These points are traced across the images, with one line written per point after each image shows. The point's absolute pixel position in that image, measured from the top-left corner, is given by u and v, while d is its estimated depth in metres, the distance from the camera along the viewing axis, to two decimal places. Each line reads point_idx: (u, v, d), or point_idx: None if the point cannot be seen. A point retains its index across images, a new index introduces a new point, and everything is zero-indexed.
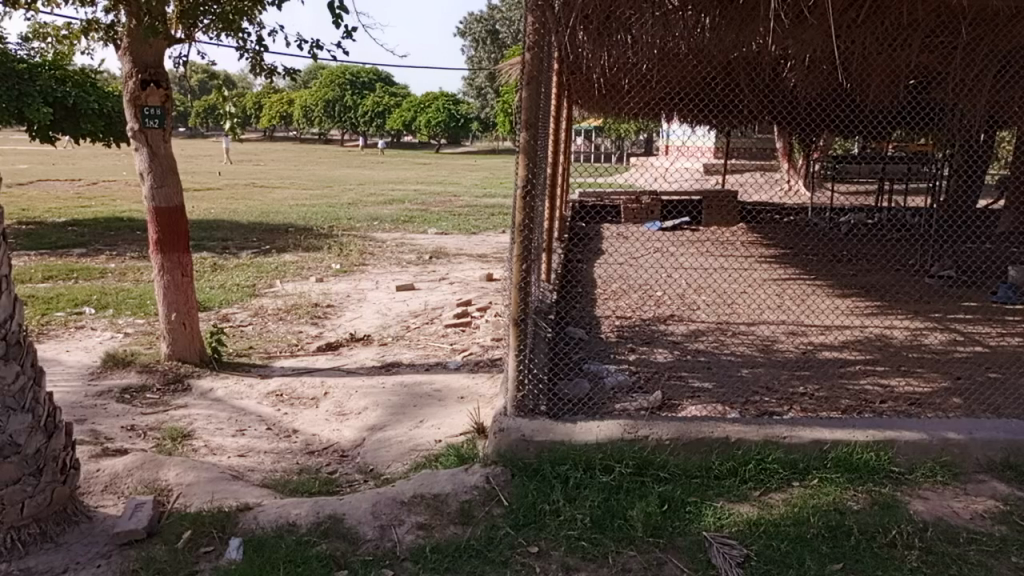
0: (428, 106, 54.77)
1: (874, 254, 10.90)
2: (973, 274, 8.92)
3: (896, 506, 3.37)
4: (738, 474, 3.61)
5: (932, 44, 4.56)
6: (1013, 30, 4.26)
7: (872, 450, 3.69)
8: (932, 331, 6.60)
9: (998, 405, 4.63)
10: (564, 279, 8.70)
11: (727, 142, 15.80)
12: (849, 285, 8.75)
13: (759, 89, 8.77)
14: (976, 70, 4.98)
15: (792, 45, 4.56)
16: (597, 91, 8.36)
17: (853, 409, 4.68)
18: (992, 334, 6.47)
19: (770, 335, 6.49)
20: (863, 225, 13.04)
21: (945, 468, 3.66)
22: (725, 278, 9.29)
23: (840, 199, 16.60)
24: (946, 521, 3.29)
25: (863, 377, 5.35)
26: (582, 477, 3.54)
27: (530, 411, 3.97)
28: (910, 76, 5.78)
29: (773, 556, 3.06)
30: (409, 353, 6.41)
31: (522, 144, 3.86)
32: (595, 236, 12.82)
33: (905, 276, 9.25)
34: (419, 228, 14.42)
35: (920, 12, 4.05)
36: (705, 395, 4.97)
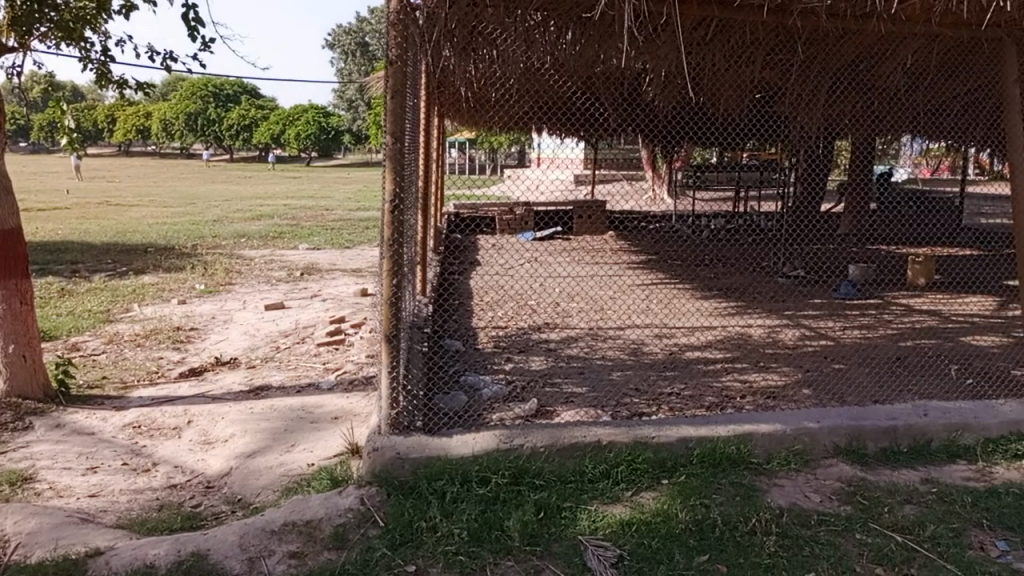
0: (297, 118, 53.40)
1: (733, 258, 11.56)
2: (819, 275, 9.63)
3: (756, 495, 3.56)
4: (610, 475, 3.71)
5: (773, 62, 4.83)
6: (841, 49, 4.59)
7: (733, 443, 3.90)
8: (784, 327, 7.05)
9: (842, 394, 5.02)
10: (440, 291, 8.69)
11: (594, 153, 16.33)
12: (710, 288, 9.21)
13: (622, 103, 9.09)
14: (811, 86, 5.32)
15: (648, 60, 4.73)
16: (467, 103, 8.40)
17: (715, 406, 4.93)
18: (837, 328, 7.01)
19: (638, 339, 6.73)
20: (722, 231, 13.82)
21: (797, 456, 3.91)
22: (596, 285, 9.56)
23: (701, 205, 17.54)
24: (800, 506, 3.50)
25: (724, 374, 5.64)
26: (459, 491, 3.53)
27: (405, 428, 3.92)
28: (754, 91, 6.15)
29: (644, 554, 3.15)
30: (279, 375, 6.17)
31: (388, 159, 3.80)
32: (470, 247, 12.87)
33: (760, 277, 9.85)
34: (290, 244, 14.01)
35: (761, 33, 4.31)
36: (579, 400, 5.08)
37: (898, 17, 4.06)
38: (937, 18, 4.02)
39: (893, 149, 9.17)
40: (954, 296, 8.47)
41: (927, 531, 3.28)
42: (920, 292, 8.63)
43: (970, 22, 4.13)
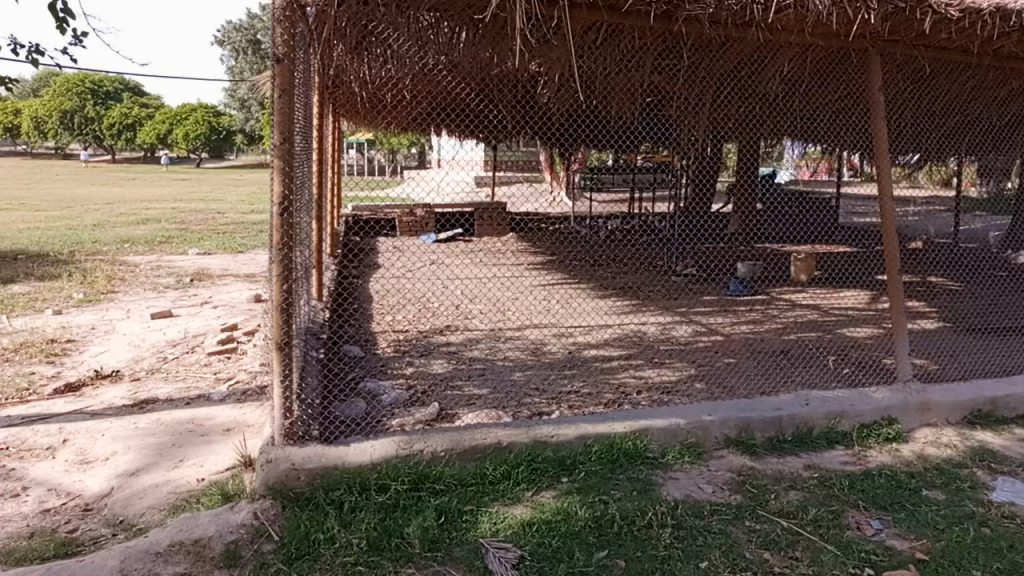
0: (186, 118, 51.10)
1: (629, 257, 11.87)
2: (710, 273, 10.02)
3: (652, 489, 3.66)
4: (511, 476, 3.72)
5: (661, 68, 4.98)
6: (724, 55, 4.78)
7: (630, 438, 3.99)
8: (678, 324, 7.29)
9: (733, 386, 5.23)
10: (338, 296, 8.50)
11: (494, 155, 16.40)
12: (608, 287, 9.42)
13: (519, 106, 9.17)
14: (697, 92, 5.51)
15: (541, 63, 4.77)
16: (363, 104, 8.25)
17: (613, 402, 5.03)
18: (726, 323, 7.30)
19: (539, 338, 6.80)
20: (619, 231, 14.17)
21: (691, 449, 4.04)
22: (497, 286, 9.60)
23: (598, 206, 17.92)
24: (694, 498, 3.62)
25: (621, 371, 5.76)
26: (357, 501, 3.46)
27: (300, 438, 3.80)
28: (645, 95, 6.32)
29: (545, 553, 3.16)
30: (166, 387, 5.86)
31: (276, 161, 3.66)
32: (370, 250, 12.66)
33: (655, 275, 10.16)
34: (179, 249, 13.36)
35: (649, 38, 4.42)
36: (480, 402, 5.08)
37: (775, 25, 4.27)
38: (809, 28, 4.25)
39: (775, 152, 9.64)
40: (833, 290, 8.99)
41: (809, 515, 3.45)
42: (802, 288, 9.10)
43: (839, 33, 4.39)
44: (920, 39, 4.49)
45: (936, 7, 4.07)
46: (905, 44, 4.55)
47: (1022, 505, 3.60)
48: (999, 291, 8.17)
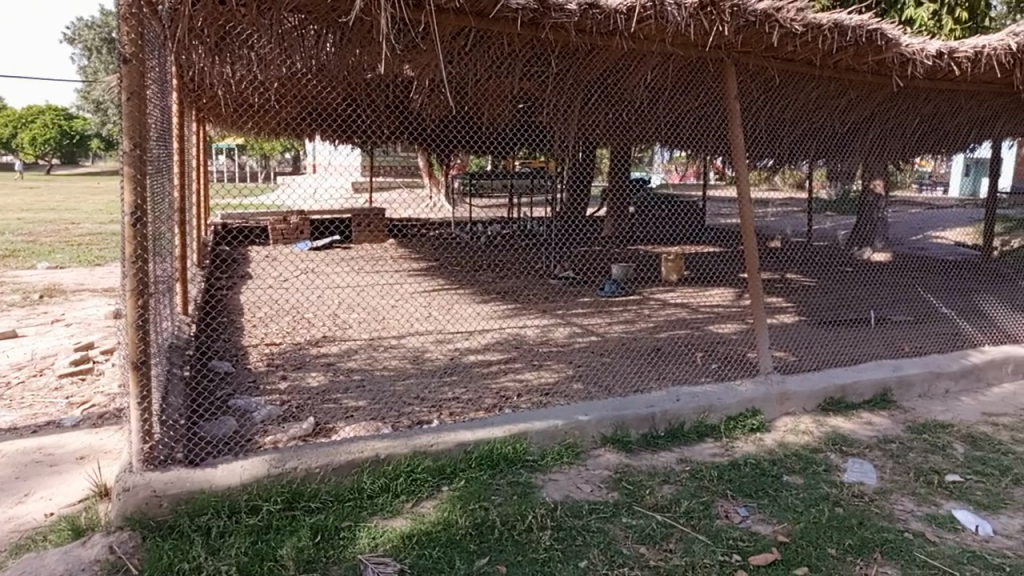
0: (33, 121, 47.29)
1: (509, 262, 11.98)
2: (587, 275, 10.29)
3: (532, 493, 3.68)
4: (390, 489, 3.65)
5: (530, 75, 5.04)
6: (590, 62, 4.89)
7: (509, 443, 4.00)
8: (557, 326, 7.41)
9: (610, 385, 5.36)
10: (206, 308, 8.07)
11: (371, 159, 16.13)
12: (489, 291, 9.47)
13: (393, 111, 9.05)
14: (567, 99, 5.62)
15: (410, 68, 4.72)
16: (228, 107, 7.89)
17: (494, 406, 5.03)
18: (603, 323, 7.50)
19: (419, 346, 6.72)
20: (499, 236, 14.30)
21: (570, 449, 4.11)
22: (376, 293, 9.44)
23: (478, 211, 17.99)
24: (573, 498, 3.67)
25: (502, 375, 5.78)
26: (226, 525, 3.28)
27: (162, 462, 3.57)
28: (517, 102, 6.38)
29: (426, 564, 3.10)
30: (9, 414, 5.35)
31: (126, 168, 3.41)
32: (242, 260, 12.14)
33: (534, 279, 10.31)
34: (26, 263, 12.31)
35: (518, 45, 4.46)
36: (359, 414, 4.94)
37: (637, 35, 4.43)
38: (670, 38, 4.44)
39: (644, 158, 10.00)
40: (701, 289, 9.42)
41: (681, 507, 3.58)
42: (673, 287, 9.50)
43: (698, 44, 4.61)
44: (770, 50, 4.79)
45: (782, 22, 4.35)
46: (756, 55, 4.84)
47: (869, 484, 3.89)
48: (848, 285, 8.82)
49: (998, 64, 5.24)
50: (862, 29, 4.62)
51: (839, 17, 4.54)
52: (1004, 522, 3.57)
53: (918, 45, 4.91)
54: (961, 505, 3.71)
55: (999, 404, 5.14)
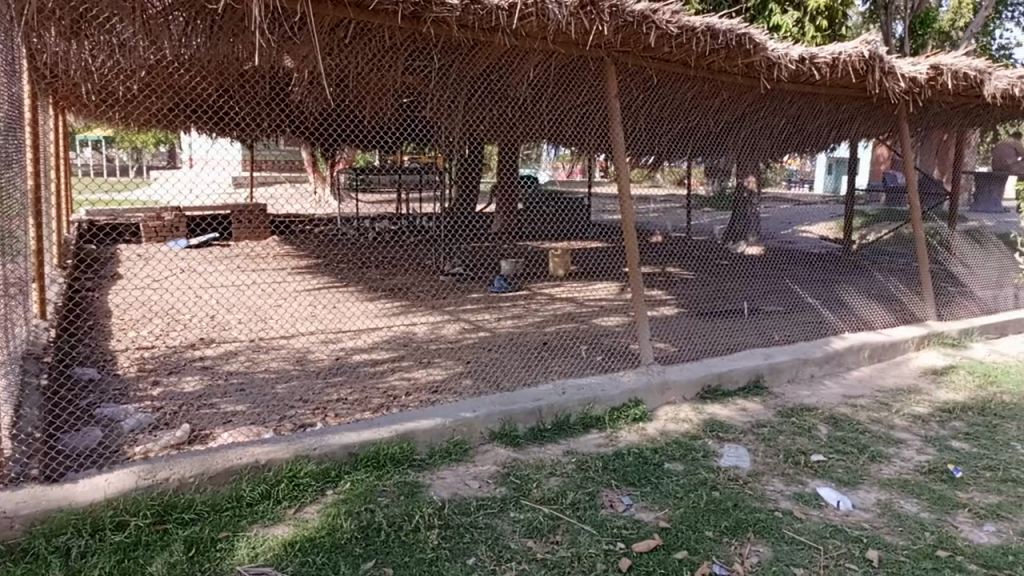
0: None
1: (397, 258, 11.82)
2: (476, 271, 10.30)
3: (420, 492, 3.64)
4: (271, 495, 3.50)
5: (413, 70, 4.97)
6: (473, 58, 4.89)
7: (396, 444, 3.95)
8: (446, 323, 7.37)
9: (499, 380, 5.36)
10: (68, 312, 7.51)
11: (252, 153, 15.51)
12: (377, 288, 9.31)
13: (273, 104, 8.73)
14: (451, 94, 5.58)
15: (287, 59, 4.55)
16: (90, 96, 7.37)
17: (382, 406, 4.94)
18: (492, 319, 7.51)
19: (304, 346, 6.51)
20: (387, 232, 14.09)
21: (458, 446, 4.09)
22: (258, 292, 9.09)
23: (366, 207, 17.66)
24: (461, 495, 3.65)
25: (390, 374, 5.68)
26: (88, 544, 3.04)
27: (13, 481, 3.28)
28: (400, 96, 6.29)
29: (310, 571, 3.00)
30: None
31: None
32: (109, 259, 11.38)
33: (423, 275, 10.23)
34: None
35: (399, 38, 4.39)
36: (238, 419, 4.73)
37: (520, 31, 4.46)
38: (551, 35, 4.50)
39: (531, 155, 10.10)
40: (587, 283, 9.63)
41: (567, 499, 3.63)
42: (560, 282, 9.66)
43: (579, 43, 4.69)
44: (647, 50, 4.94)
45: (658, 23, 4.49)
46: (635, 55, 4.98)
47: (743, 467, 4.09)
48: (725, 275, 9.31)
49: (853, 71, 5.62)
50: (732, 34, 4.83)
51: (711, 21, 4.73)
52: (863, 496, 3.83)
53: (783, 50, 5.19)
54: (825, 483, 3.95)
55: (859, 387, 5.51)
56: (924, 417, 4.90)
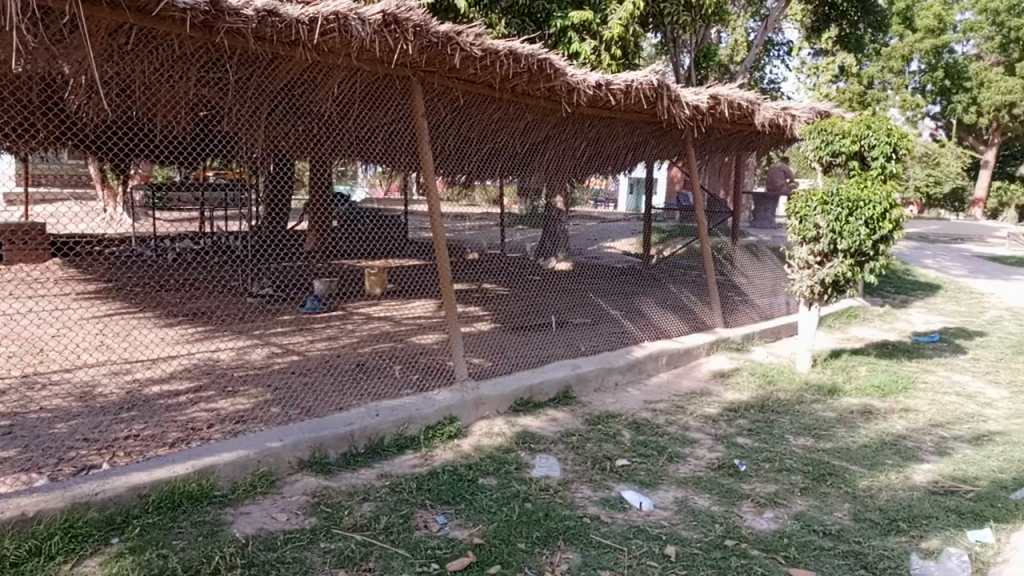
0: None
1: (200, 281, 11.07)
2: (287, 293, 9.89)
3: (220, 531, 3.39)
4: (43, 551, 3.10)
5: (207, 82, 4.71)
6: (274, 71, 4.71)
7: (193, 481, 3.67)
8: (254, 348, 6.99)
9: (310, 406, 5.13)
10: None
11: (26, 166, 13.85)
12: (175, 313, 8.65)
13: (49, 113, 7.89)
14: (250, 107, 5.34)
15: (59, 63, 4.13)
16: None
17: (180, 441, 4.55)
18: (304, 342, 7.23)
19: (89, 380, 5.88)
20: (189, 253, 13.17)
21: (263, 478, 3.88)
22: (33, 321, 8.13)
23: (164, 225, 16.38)
24: (266, 530, 3.45)
25: (190, 406, 5.26)
26: None
27: None
28: (196, 109, 5.91)
29: None
30: None
31: None
32: None
33: (228, 298, 9.67)
34: None
35: (190, 47, 4.13)
36: (5, 466, 4.15)
37: (322, 46, 4.36)
38: (355, 52, 4.44)
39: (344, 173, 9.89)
40: (403, 302, 9.56)
41: (381, 523, 3.55)
42: (376, 301, 9.52)
43: (384, 60, 4.67)
44: (452, 71, 5.02)
45: (462, 45, 4.56)
46: (442, 74, 5.04)
47: (554, 477, 4.22)
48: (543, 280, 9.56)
49: (644, 97, 6.05)
50: (533, 58, 5.01)
51: (513, 45, 4.88)
52: (662, 496, 4.09)
53: (581, 76, 5.48)
54: (629, 486, 4.17)
55: (658, 392, 5.90)
56: (713, 417, 5.33)
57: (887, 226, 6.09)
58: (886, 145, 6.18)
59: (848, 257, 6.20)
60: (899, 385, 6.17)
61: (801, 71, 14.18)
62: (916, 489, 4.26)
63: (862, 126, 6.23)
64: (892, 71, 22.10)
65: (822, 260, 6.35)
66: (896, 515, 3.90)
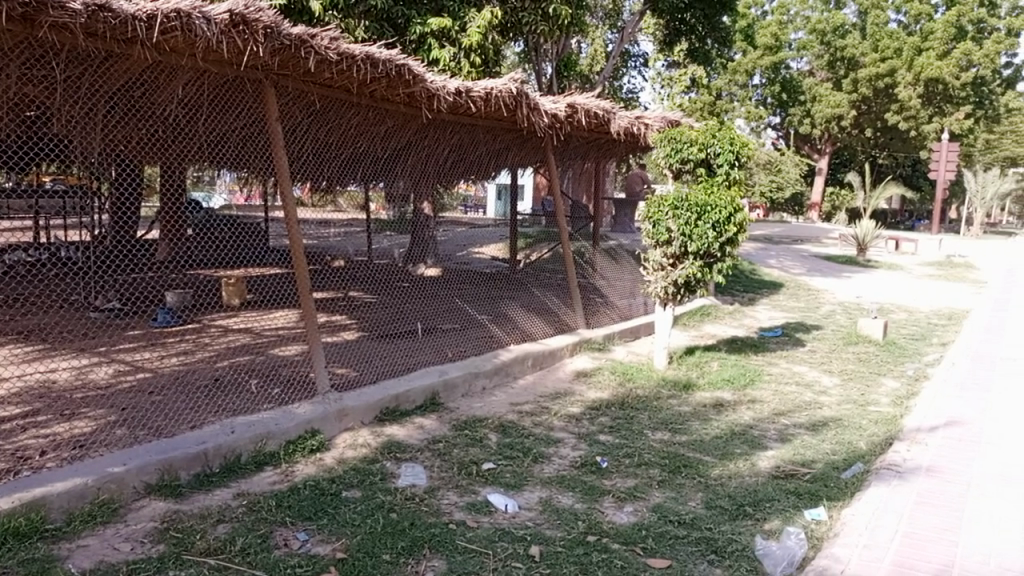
0: None
1: (35, 296, 10.15)
2: (135, 307, 9.27)
3: (53, 568, 3.10)
4: None
5: (32, 80, 4.35)
6: (110, 70, 4.42)
7: (21, 516, 3.36)
8: (97, 366, 6.48)
9: (160, 426, 4.80)
10: None
11: None
12: (5, 332, 7.89)
13: None
14: (86, 107, 4.98)
15: None
16: None
17: (7, 472, 4.12)
18: (154, 358, 6.79)
19: None
20: (21, 266, 12.03)
21: (104, 507, 3.61)
22: None
23: None
24: (107, 562, 3.20)
25: (21, 433, 4.78)
26: None
27: None
28: (23, 109, 5.45)
29: None
30: None
31: None
32: None
33: (68, 314, 8.93)
34: None
35: (9, 42, 3.80)
36: None
37: (162, 45, 4.13)
38: (200, 52, 4.24)
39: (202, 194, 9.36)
40: (264, 313, 9.21)
41: (237, 545, 3.39)
42: (235, 313, 9.11)
43: (234, 61, 4.49)
44: (306, 74, 4.89)
45: (316, 48, 4.45)
46: (296, 77, 4.91)
47: (420, 485, 4.18)
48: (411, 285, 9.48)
49: (504, 105, 6.13)
50: (391, 63, 4.96)
51: (369, 50, 4.81)
52: (527, 497, 4.14)
53: (440, 82, 5.48)
54: (495, 489, 4.20)
55: (524, 394, 5.99)
56: (577, 417, 5.48)
57: (732, 229, 6.51)
58: (729, 153, 6.60)
59: (698, 258, 6.57)
60: (747, 378, 6.59)
61: (656, 82, 14.89)
62: (760, 474, 4.56)
63: (707, 134, 6.63)
64: (737, 85, 23.57)
65: (674, 262, 6.68)
66: (743, 501, 4.15)
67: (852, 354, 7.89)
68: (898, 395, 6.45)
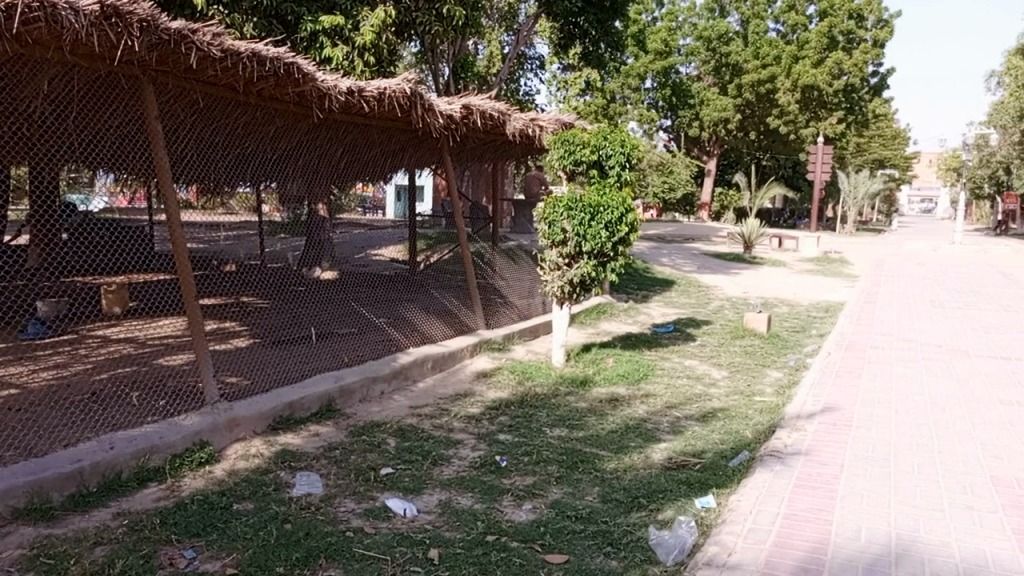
0: None
1: None
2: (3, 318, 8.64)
3: None
4: None
5: None
6: None
7: None
8: None
9: (30, 444, 4.49)
10: None
11: None
12: None
13: None
14: None
15: None
16: None
17: None
18: (24, 372, 6.34)
19: None
20: None
21: None
22: None
23: None
24: None
25: None
26: None
27: None
28: None
29: None
30: None
31: None
32: None
33: None
34: None
35: None
36: None
37: (25, 37, 3.85)
38: (69, 45, 3.99)
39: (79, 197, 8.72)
40: (149, 321, 8.77)
41: (117, 567, 3.20)
42: (115, 322, 8.63)
43: (107, 55, 4.25)
44: (188, 70, 4.69)
45: (198, 44, 4.27)
46: (176, 72, 4.69)
47: (316, 493, 4.09)
48: (307, 289, 9.25)
49: (398, 105, 6.08)
50: (279, 61, 4.81)
51: (256, 47, 4.65)
52: (426, 500, 4.12)
53: (332, 82, 5.36)
54: (393, 494, 4.16)
55: (423, 396, 5.95)
56: (476, 417, 5.49)
57: (624, 229, 6.69)
58: (620, 155, 6.77)
59: (592, 258, 6.72)
60: (641, 373, 6.79)
61: (551, 85, 15.13)
62: (653, 466, 4.70)
63: (599, 137, 6.78)
64: (629, 88, 24.20)
65: (569, 262, 6.81)
66: (638, 493, 4.27)
67: (739, 346, 8.28)
68: (780, 384, 6.81)
